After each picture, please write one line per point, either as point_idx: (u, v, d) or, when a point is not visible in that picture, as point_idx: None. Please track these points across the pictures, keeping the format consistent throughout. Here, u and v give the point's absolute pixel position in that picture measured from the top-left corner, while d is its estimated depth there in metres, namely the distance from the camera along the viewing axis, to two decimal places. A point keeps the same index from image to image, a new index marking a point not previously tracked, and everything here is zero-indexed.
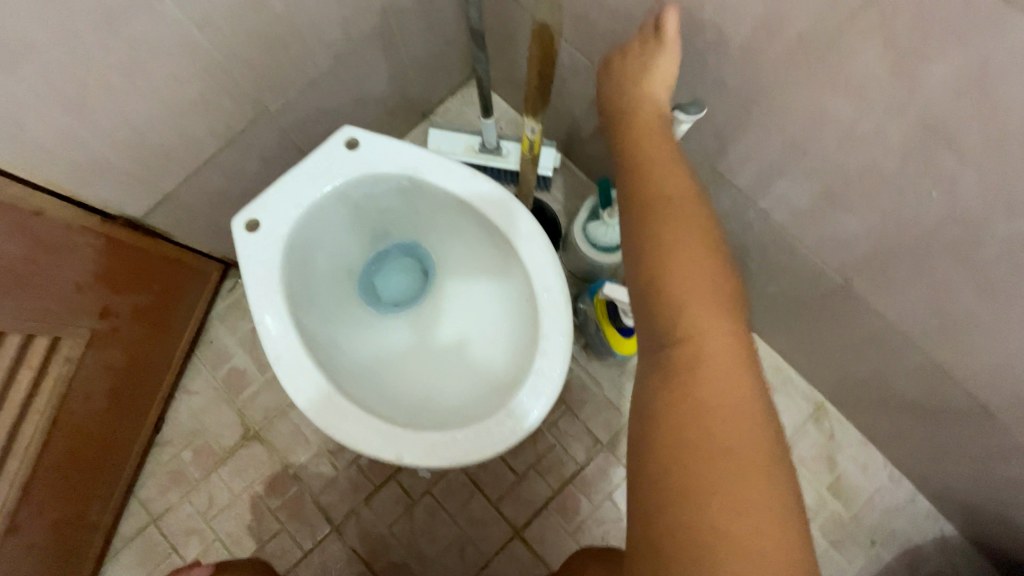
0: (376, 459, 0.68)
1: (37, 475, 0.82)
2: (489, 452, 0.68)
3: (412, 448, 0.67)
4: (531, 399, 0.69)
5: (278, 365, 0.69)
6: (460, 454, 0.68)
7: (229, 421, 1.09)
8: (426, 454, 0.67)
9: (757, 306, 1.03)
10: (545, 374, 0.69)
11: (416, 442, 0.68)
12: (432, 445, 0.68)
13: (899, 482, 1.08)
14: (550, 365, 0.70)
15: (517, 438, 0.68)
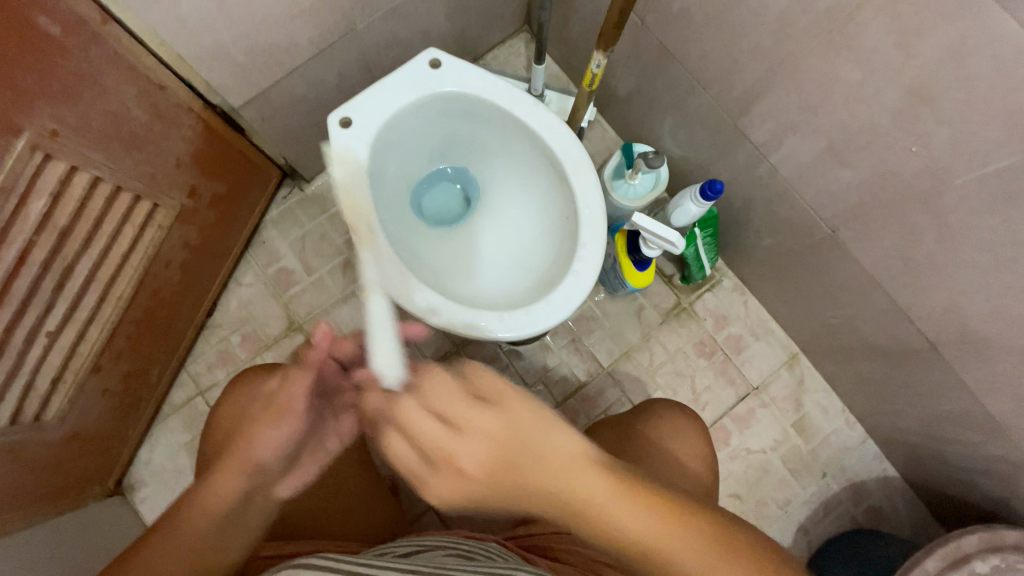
0: (436, 329, 0.82)
1: (122, 325, 0.94)
2: (532, 332, 0.82)
3: (467, 322, 0.81)
4: (569, 292, 0.83)
5: (359, 243, 0.82)
6: (505, 332, 0.82)
7: (275, 314, 1.21)
8: (477, 328, 0.81)
9: (752, 259, 1.18)
10: (583, 273, 0.83)
11: (472, 318, 0.82)
12: (485, 321, 0.82)
13: (853, 427, 1.26)
14: (587, 267, 0.84)
15: (553, 324, 0.82)
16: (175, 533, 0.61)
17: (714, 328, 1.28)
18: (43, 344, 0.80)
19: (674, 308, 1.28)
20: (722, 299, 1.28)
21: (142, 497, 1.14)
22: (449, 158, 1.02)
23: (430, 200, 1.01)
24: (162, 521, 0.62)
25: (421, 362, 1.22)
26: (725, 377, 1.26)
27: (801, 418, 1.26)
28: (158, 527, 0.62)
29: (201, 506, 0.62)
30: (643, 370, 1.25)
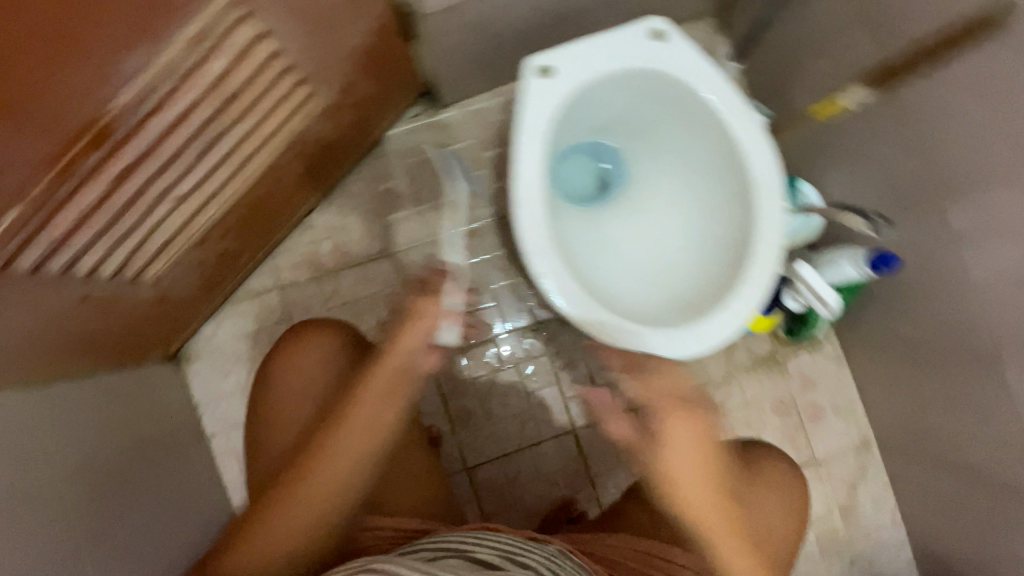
0: (568, 321, 0.76)
1: (238, 205, 0.88)
2: (664, 357, 0.76)
3: (603, 323, 0.76)
4: (715, 328, 0.76)
5: (518, 208, 0.76)
6: (637, 346, 0.76)
7: (370, 233, 1.16)
8: (611, 333, 0.76)
9: (871, 337, 1.11)
10: (736, 313, 0.77)
11: (608, 322, 0.76)
12: (620, 330, 0.76)
13: (898, 530, 1.22)
14: (742, 307, 0.77)
15: (689, 354, 0.76)
16: (325, 457, 0.71)
17: (798, 388, 1.22)
18: (170, 205, 0.75)
19: (764, 357, 1.22)
20: (817, 362, 1.23)
21: (197, 370, 1.13)
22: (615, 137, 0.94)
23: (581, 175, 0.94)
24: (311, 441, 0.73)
25: (498, 328, 1.18)
26: (792, 440, 1.22)
27: (850, 504, 1.22)
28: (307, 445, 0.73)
29: (340, 434, 0.72)
30: (712, 407, 1.21)
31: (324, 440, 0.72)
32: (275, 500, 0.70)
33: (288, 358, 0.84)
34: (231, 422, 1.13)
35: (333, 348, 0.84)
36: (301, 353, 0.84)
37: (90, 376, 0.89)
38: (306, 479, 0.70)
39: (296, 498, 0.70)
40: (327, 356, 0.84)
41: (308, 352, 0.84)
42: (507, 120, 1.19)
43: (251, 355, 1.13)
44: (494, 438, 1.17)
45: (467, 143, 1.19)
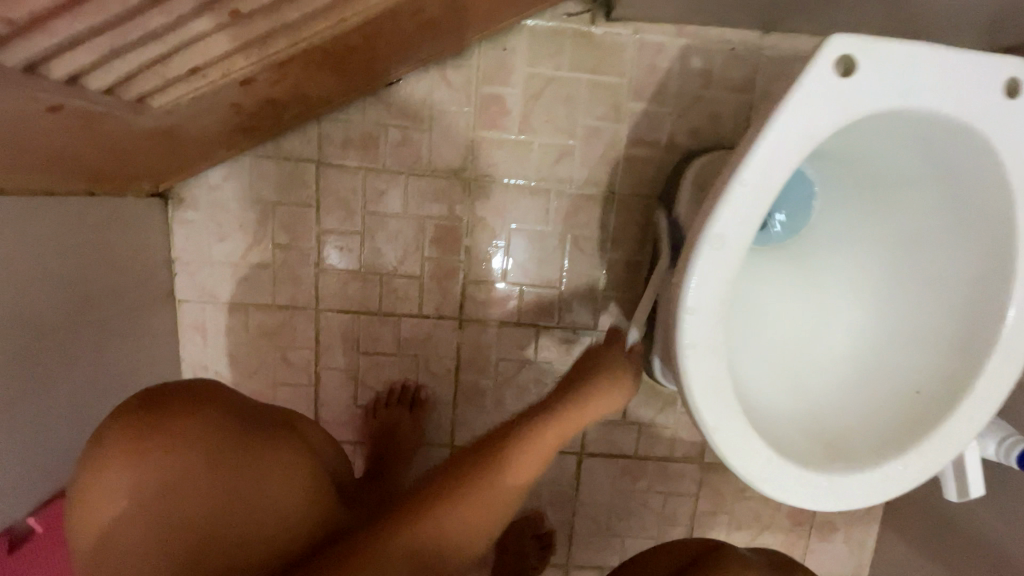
0: (692, 412, 0.56)
1: (311, 48, 0.61)
2: (781, 499, 0.58)
3: (732, 432, 0.56)
4: (856, 489, 0.58)
5: (711, 244, 0.51)
6: (758, 473, 0.57)
7: (452, 143, 0.89)
8: (737, 447, 0.56)
9: (937, 500, 0.97)
10: (887, 481, 0.59)
11: (739, 431, 0.56)
12: (748, 448, 0.57)
13: None
14: (898, 477, 0.59)
15: (810, 507, 0.58)
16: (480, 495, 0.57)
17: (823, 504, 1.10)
18: (220, 22, 0.48)
19: None
20: None
21: (185, 219, 0.89)
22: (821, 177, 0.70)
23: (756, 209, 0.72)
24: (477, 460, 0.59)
25: (550, 316, 0.97)
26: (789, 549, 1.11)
27: None
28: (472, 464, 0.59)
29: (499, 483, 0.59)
30: (729, 487, 1.07)
31: (489, 469, 0.59)
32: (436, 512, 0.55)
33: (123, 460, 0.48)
34: (209, 294, 0.92)
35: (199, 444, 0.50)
36: (140, 466, 0.48)
37: (45, 194, 0.66)
38: (481, 493, 0.57)
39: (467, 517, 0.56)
40: (188, 457, 0.49)
41: (160, 450, 0.48)
42: (679, 70, 0.88)
43: (256, 228, 0.90)
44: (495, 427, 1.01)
45: (617, 77, 0.88)
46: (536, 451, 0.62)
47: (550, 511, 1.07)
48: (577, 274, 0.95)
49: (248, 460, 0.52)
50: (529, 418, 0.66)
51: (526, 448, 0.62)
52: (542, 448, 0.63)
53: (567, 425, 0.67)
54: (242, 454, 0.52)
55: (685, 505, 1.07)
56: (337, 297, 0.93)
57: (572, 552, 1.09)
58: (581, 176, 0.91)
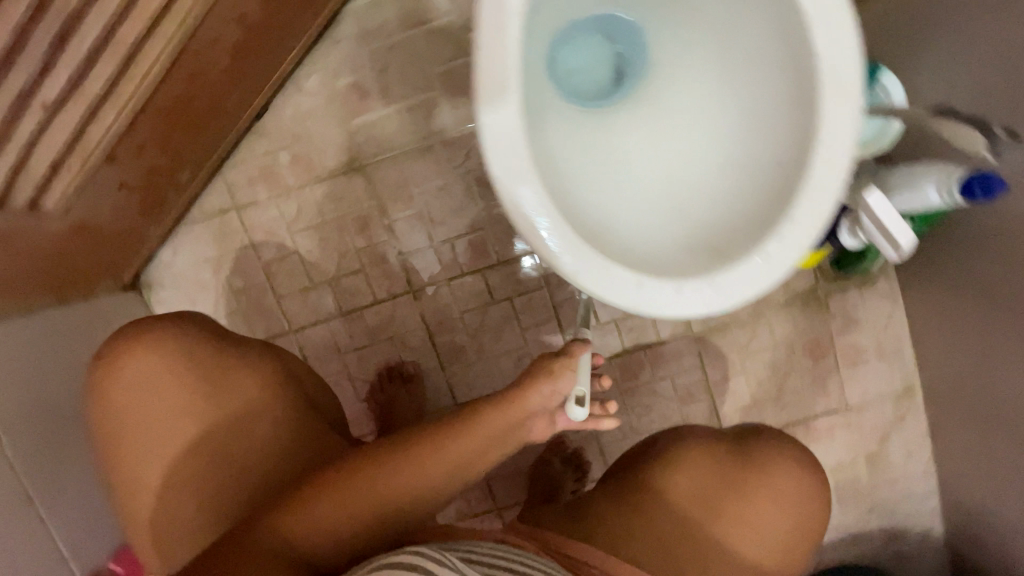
0: (547, 265, 0.58)
1: (145, 117, 0.71)
2: (669, 316, 0.59)
3: (592, 269, 0.58)
4: (740, 278, 0.58)
5: (485, 109, 0.56)
6: (635, 297, 0.58)
7: (335, 142, 0.97)
8: (604, 283, 0.58)
9: (938, 273, 0.93)
10: (767, 260, 0.58)
11: (600, 266, 0.58)
12: (615, 280, 0.58)
13: (928, 478, 1.11)
14: (780, 250, 0.58)
15: (701, 313, 0.58)
16: (385, 476, 0.56)
17: (838, 330, 1.05)
18: (37, 120, 0.59)
19: (805, 292, 1.04)
20: (866, 299, 1.04)
21: (159, 299, 1.03)
22: (635, 9, 0.71)
23: (590, 78, 0.73)
24: (402, 442, 0.58)
25: (489, 255, 1.02)
26: (821, 385, 1.07)
27: (875, 456, 1.11)
28: (399, 445, 0.58)
29: (357, 492, 0.56)
30: (733, 349, 1.06)
31: (390, 466, 0.57)
32: (291, 509, 0.55)
33: (113, 388, 0.68)
34: None
35: (188, 382, 0.69)
36: (160, 376, 0.68)
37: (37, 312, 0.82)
38: (349, 493, 0.56)
39: (339, 507, 0.56)
40: (188, 391, 0.68)
41: (156, 371, 0.68)
42: None
43: (215, 283, 1.02)
44: (486, 374, 1.07)
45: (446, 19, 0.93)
46: (466, 445, 0.58)
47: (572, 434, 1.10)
48: (493, 209, 1.00)
49: (220, 393, 0.69)
50: (471, 404, 0.61)
51: (458, 427, 0.59)
52: (473, 443, 0.59)
53: (500, 429, 0.60)
54: (227, 403, 0.69)
55: (696, 379, 1.07)
56: (303, 315, 1.04)
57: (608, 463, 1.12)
58: (456, 120, 0.96)
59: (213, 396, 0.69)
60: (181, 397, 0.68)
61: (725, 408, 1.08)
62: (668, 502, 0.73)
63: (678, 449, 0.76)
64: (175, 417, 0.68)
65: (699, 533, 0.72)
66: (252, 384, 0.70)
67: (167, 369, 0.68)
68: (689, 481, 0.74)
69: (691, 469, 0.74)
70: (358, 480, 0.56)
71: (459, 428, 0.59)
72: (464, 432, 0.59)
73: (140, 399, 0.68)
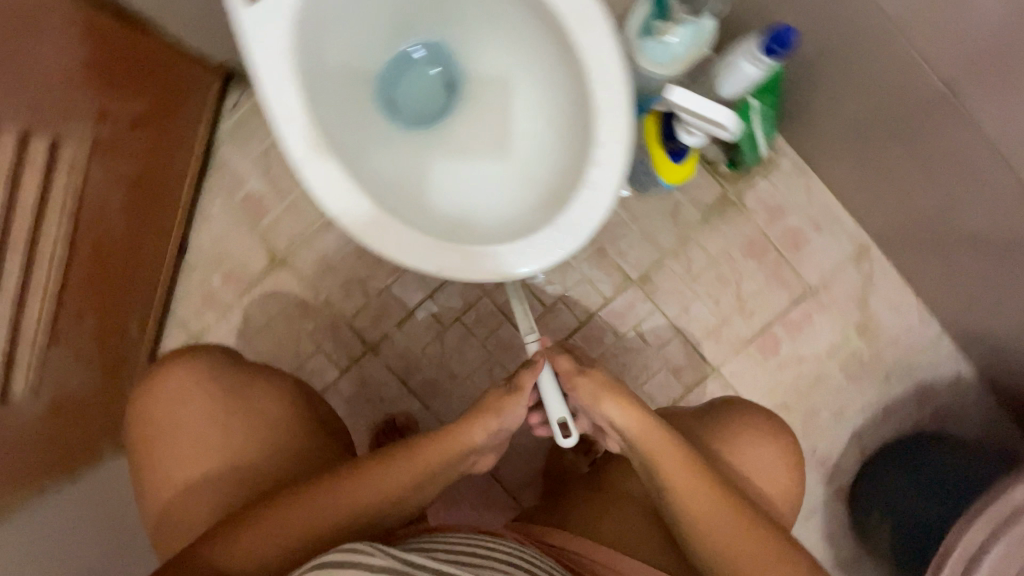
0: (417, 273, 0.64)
1: (70, 286, 0.81)
2: (538, 269, 0.64)
3: (455, 260, 0.63)
4: (582, 211, 0.63)
5: (304, 169, 0.62)
6: (502, 267, 0.63)
7: (253, 248, 1.07)
8: (470, 267, 0.63)
9: (821, 129, 0.96)
10: (599, 186, 0.63)
11: (461, 254, 0.63)
12: (478, 259, 0.63)
13: (926, 324, 1.08)
14: (605, 172, 0.63)
15: (565, 255, 0.63)
16: (322, 504, 0.61)
17: (768, 222, 1.06)
18: None
19: (719, 200, 1.05)
20: (779, 184, 1.05)
21: None
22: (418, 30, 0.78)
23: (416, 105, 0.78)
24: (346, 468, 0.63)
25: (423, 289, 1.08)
26: (778, 279, 1.07)
27: (866, 320, 1.08)
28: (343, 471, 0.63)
29: (295, 510, 0.60)
30: (679, 279, 1.07)
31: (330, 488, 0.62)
32: (237, 530, 0.60)
33: (157, 398, 0.75)
34: None
35: (217, 397, 0.75)
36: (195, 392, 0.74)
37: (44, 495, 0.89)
38: (287, 519, 0.60)
39: (274, 535, 0.60)
40: (222, 402, 0.75)
41: (190, 389, 0.74)
42: None
43: None
44: (469, 396, 1.10)
45: None
46: (401, 473, 0.64)
47: None
48: None
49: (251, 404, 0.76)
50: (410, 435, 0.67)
51: (397, 455, 0.65)
52: (407, 471, 0.64)
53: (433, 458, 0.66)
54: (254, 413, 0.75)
55: (660, 322, 1.08)
56: None
57: None
58: None
59: (249, 404, 0.76)
60: (212, 409, 0.74)
61: (698, 337, 1.08)
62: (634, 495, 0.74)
63: (583, 383, 0.70)
64: (208, 422, 0.74)
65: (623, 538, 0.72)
66: (276, 398, 0.77)
67: (202, 385, 0.75)
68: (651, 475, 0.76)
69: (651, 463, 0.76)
70: (303, 499, 0.61)
71: (397, 457, 0.65)
72: (401, 461, 0.64)
73: (171, 409, 0.74)
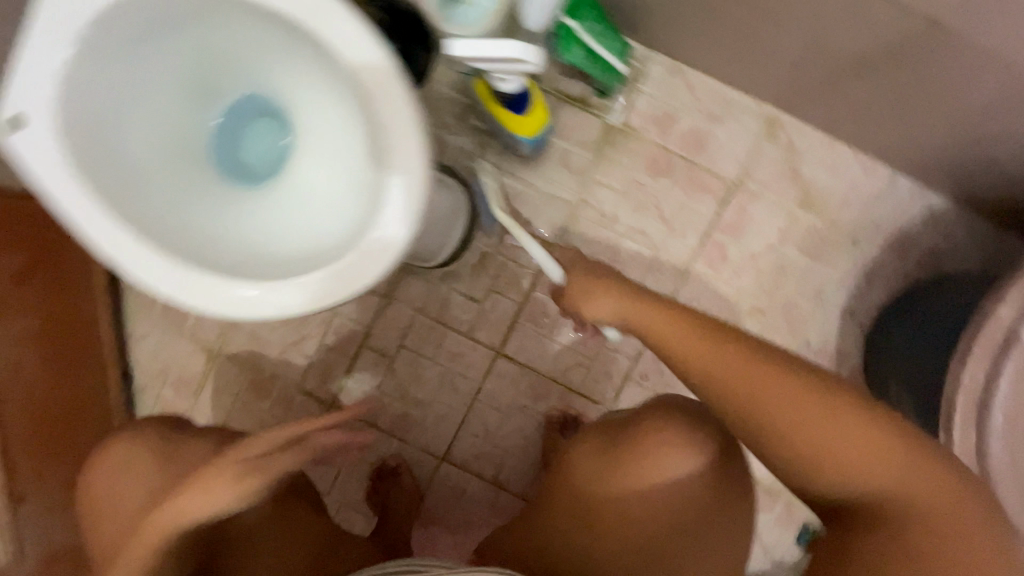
0: (273, 320, 0.63)
1: (12, 450, 0.85)
2: (379, 270, 0.62)
3: (299, 294, 0.62)
4: (395, 198, 0.60)
5: (129, 267, 0.63)
6: (345, 283, 0.61)
7: (189, 351, 1.09)
8: (316, 295, 0.62)
9: (667, 23, 0.89)
10: (401, 166, 0.60)
11: (303, 286, 0.62)
12: (321, 284, 0.62)
13: (872, 170, 0.99)
14: (400, 151, 0.60)
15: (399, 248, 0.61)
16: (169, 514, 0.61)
17: (662, 134, 1.00)
18: None
19: (605, 132, 1.00)
20: (657, 92, 0.99)
21: None
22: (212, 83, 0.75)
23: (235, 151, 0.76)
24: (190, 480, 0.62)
25: (356, 330, 1.06)
26: (696, 185, 1.00)
27: (806, 192, 1.00)
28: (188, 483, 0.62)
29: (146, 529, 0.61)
30: (598, 225, 1.02)
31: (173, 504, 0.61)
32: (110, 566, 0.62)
33: (95, 492, 0.70)
34: None
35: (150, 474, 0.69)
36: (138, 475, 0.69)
37: None
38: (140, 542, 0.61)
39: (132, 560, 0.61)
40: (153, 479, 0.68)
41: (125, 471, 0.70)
42: None
43: None
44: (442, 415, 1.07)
45: None
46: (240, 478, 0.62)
47: (549, 404, 1.07)
48: None
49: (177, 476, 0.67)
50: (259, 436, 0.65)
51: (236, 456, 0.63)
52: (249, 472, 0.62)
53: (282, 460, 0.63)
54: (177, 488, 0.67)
55: None
56: None
57: (599, 400, 1.06)
58: None
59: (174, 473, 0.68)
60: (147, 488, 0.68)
61: (641, 274, 1.02)
62: (568, 507, 0.69)
63: (570, 288, 0.70)
64: (144, 501, 0.67)
65: (636, 482, 0.66)
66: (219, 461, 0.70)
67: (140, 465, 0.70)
68: (585, 483, 0.69)
69: (587, 472, 0.69)
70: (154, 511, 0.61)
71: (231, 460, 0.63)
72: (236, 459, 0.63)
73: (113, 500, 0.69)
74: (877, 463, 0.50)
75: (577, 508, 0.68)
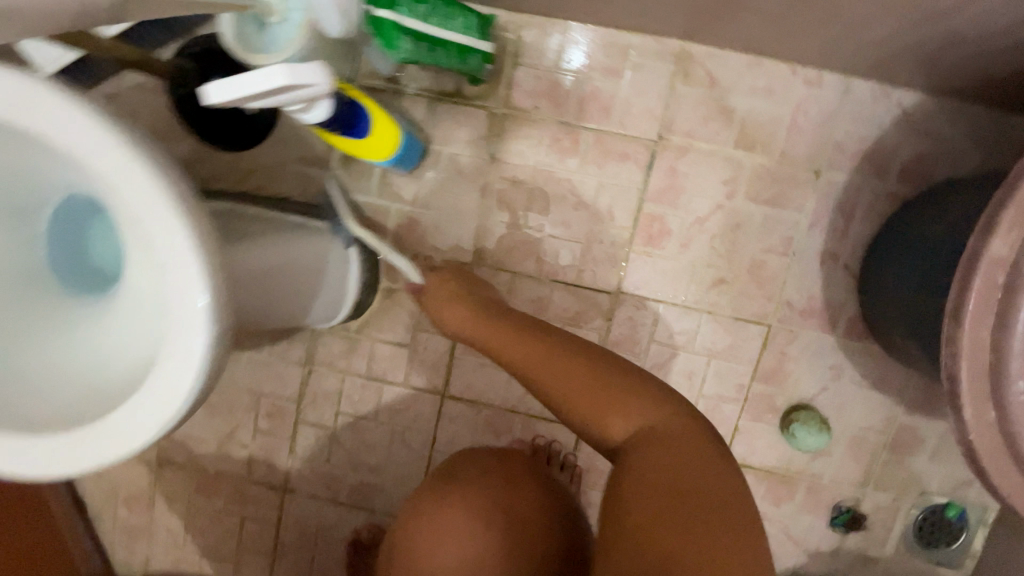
0: (118, 463, 0.53)
1: None
2: (194, 376, 0.49)
3: (126, 428, 0.51)
4: (178, 290, 0.48)
5: None
6: (162, 403, 0.50)
7: (128, 467, 1.01)
8: (140, 426, 0.51)
9: None
10: (172, 252, 0.48)
11: (123, 419, 0.51)
12: (140, 410, 0.51)
13: (818, 82, 0.81)
14: (164, 235, 0.48)
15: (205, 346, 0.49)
16: None
17: (558, 107, 0.84)
18: None
19: (492, 121, 0.85)
20: (539, 60, 0.83)
21: None
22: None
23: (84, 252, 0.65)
24: None
25: (288, 407, 0.96)
26: (612, 155, 0.85)
27: (744, 129, 0.82)
28: None
29: None
30: (513, 229, 0.87)
31: None
32: None
33: None
34: None
35: None
36: None
37: None
38: None
39: None
40: None
41: None
42: None
43: None
44: (402, 474, 0.97)
45: None
46: None
47: (513, 436, 0.95)
48: (246, 379, 0.96)
49: None
50: None
51: None
52: None
53: None
54: None
55: (526, 284, 0.89)
56: None
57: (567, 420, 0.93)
58: None
59: None
60: None
61: (575, 273, 0.88)
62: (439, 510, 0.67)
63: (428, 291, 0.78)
64: None
65: (452, 514, 0.66)
66: None
67: None
68: (470, 492, 0.67)
69: (472, 490, 0.68)
70: None
71: None
72: None
73: None
74: (644, 408, 0.55)
75: (445, 508, 0.67)
